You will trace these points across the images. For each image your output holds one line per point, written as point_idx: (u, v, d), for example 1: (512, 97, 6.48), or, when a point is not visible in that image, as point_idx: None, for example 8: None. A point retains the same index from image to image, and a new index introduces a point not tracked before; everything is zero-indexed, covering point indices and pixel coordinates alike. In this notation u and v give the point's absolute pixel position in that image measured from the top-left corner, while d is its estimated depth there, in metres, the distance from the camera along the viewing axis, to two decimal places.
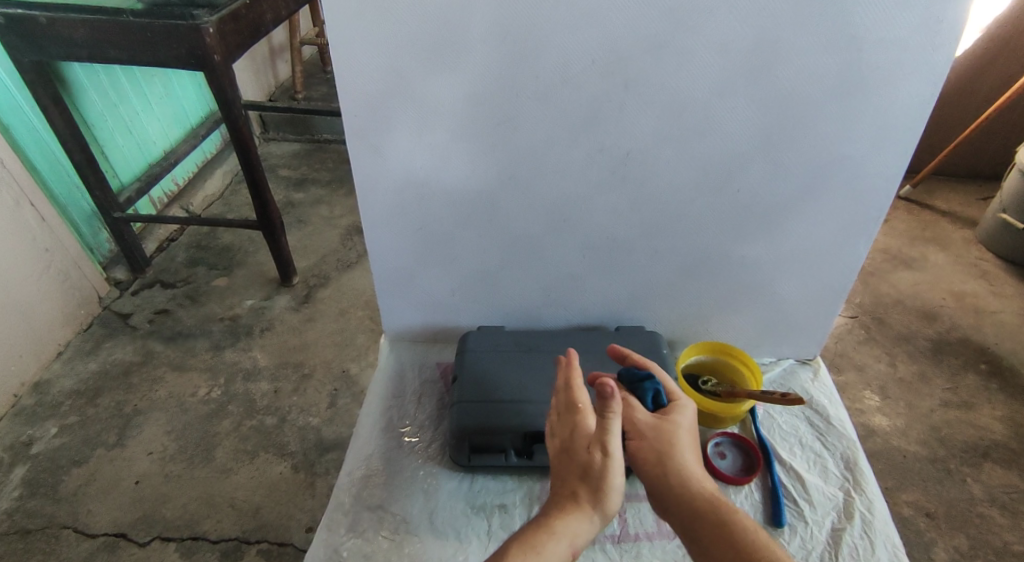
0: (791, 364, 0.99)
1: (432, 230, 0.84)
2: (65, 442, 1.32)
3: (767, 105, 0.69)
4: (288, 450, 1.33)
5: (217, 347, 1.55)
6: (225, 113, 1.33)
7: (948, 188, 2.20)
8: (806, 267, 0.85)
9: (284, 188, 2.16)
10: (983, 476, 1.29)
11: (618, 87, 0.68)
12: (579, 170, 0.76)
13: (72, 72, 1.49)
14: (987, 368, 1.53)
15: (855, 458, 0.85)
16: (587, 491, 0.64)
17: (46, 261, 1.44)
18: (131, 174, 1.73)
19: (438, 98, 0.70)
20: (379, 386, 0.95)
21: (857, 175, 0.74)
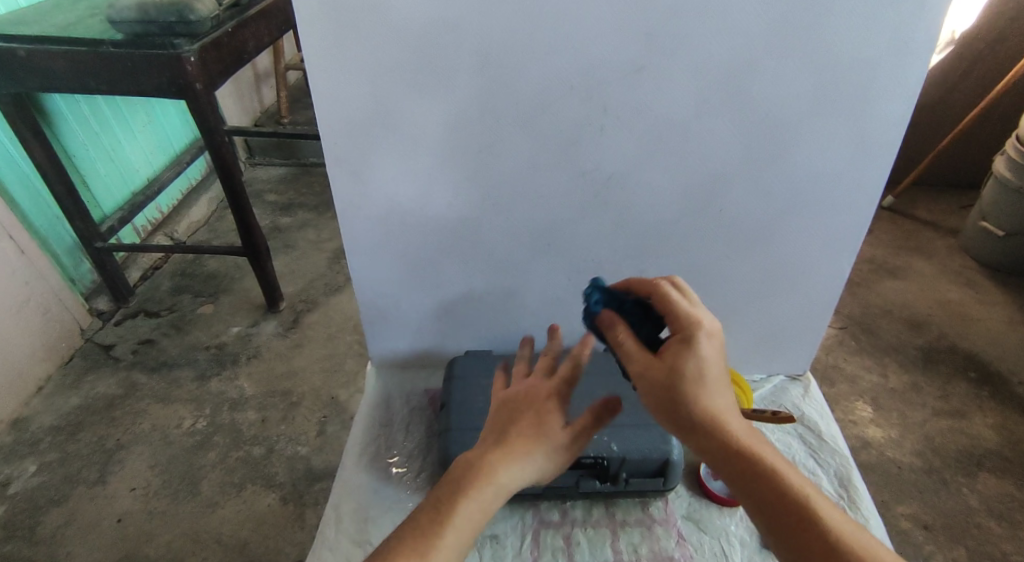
0: (782, 381, 0.98)
1: (416, 257, 0.83)
2: (44, 480, 1.29)
3: (746, 126, 0.69)
4: (275, 481, 1.30)
5: (202, 377, 1.52)
6: (208, 141, 1.32)
7: (930, 196, 2.23)
8: (791, 284, 0.85)
9: (270, 212, 2.15)
10: (979, 486, 1.29)
11: (597, 111, 0.68)
12: (561, 193, 0.75)
13: (53, 103, 1.48)
14: (977, 376, 1.53)
15: (849, 475, 0.84)
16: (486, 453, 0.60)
17: (26, 294, 1.41)
18: (114, 204, 1.72)
19: (420, 124, 0.69)
20: (365, 416, 0.93)
21: (838, 191, 0.74)
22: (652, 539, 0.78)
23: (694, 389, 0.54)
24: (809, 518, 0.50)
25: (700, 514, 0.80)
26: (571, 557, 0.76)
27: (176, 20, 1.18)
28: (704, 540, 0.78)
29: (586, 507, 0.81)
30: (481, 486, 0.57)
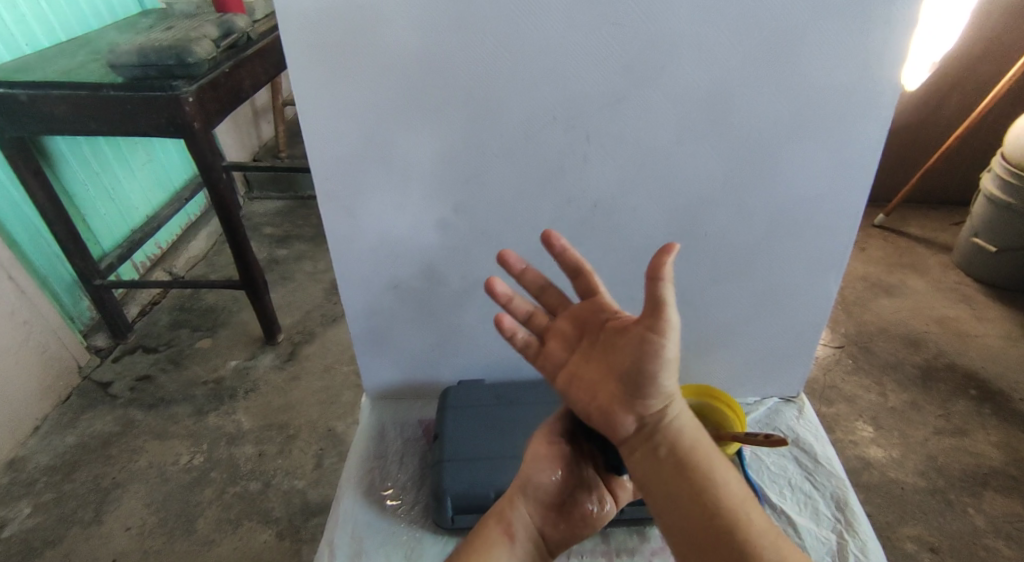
0: (775, 403, 0.98)
1: (408, 287, 0.83)
2: (38, 522, 1.27)
3: (726, 152, 0.70)
4: (272, 516, 1.29)
5: (199, 412, 1.51)
6: (206, 178, 1.34)
7: (920, 214, 2.25)
8: (780, 305, 0.85)
9: (268, 245, 2.17)
10: (984, 505, 1.27)
11: (581, 140, 0.70)
12: (549, 221, 0.76)
13: (54, 145, 1.51)
14: (976, 393, 1.52)
15: (846, 498, 0.83)
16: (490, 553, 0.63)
17: (24, 333, 1.42)
18: (113, 241, 1.73)
19: (409, 158, 0.71)
20: (359, 448, 0.93)
21: (819, 214, 0.76)
22: None
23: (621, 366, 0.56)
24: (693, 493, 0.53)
25: None
26: None
27: (175, 63, 1.21)
28: None
29: (581, 537, 0.80)
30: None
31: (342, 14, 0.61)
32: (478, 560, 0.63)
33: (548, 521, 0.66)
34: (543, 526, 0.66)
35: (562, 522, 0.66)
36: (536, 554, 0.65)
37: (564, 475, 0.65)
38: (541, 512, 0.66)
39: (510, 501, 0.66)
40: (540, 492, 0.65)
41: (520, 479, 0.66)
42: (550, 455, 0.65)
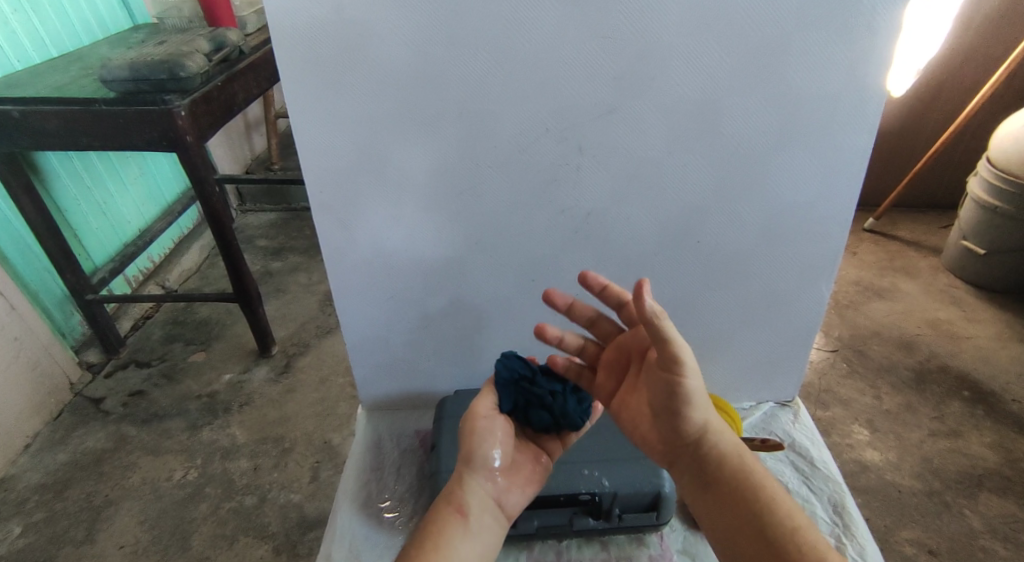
0: (771, 407, 0.98)
1: (403, 298, 0.83)
2: (29, 542, 1.25)
3: (716, 162, 0.71)
4: (268, 531, 1.27)
5: (193, 427, 1.50)
6: (199, 192, 1.34)
7: (910, 218, 2.27)
8: (773, 311, 0.86)
9: (262, 257, 2.16)
10: (980, 506, 1.28)
11: (573, 151, 0.70)
12: (542, 231, 0.77)
13: (45, 160, 1.50)
14: (970, 395, 1.53)
15: (843, 501, 0.84)
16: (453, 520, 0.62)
17: (15, 350, 1.40)
18: (105, 255, 1.72)
19: (404, 170, 0.71)
20: (355, 460, 0.92)
21: (809, 221, 0.76)
22: None
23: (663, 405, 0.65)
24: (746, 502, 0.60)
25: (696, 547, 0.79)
26: None
27: (167, 77, 1.20)
28: None
29: (579, 546, 0.80)
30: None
31: (334, 28, 0.62)
32: (437, 542, 0.60)
33: (499, 489, 0.66)
34: (497, 496, 0.66)
35: (512, 487, 0.67)
36: (496, 523, 0.64)
37: (504, 440, 0.68)
38: (491, 482, 0.66)
39: (459, 478, 0.65)
40: (486, 462, 0.66)
41: (464, 455, 0.67)
42: (491, 424, 0.68)
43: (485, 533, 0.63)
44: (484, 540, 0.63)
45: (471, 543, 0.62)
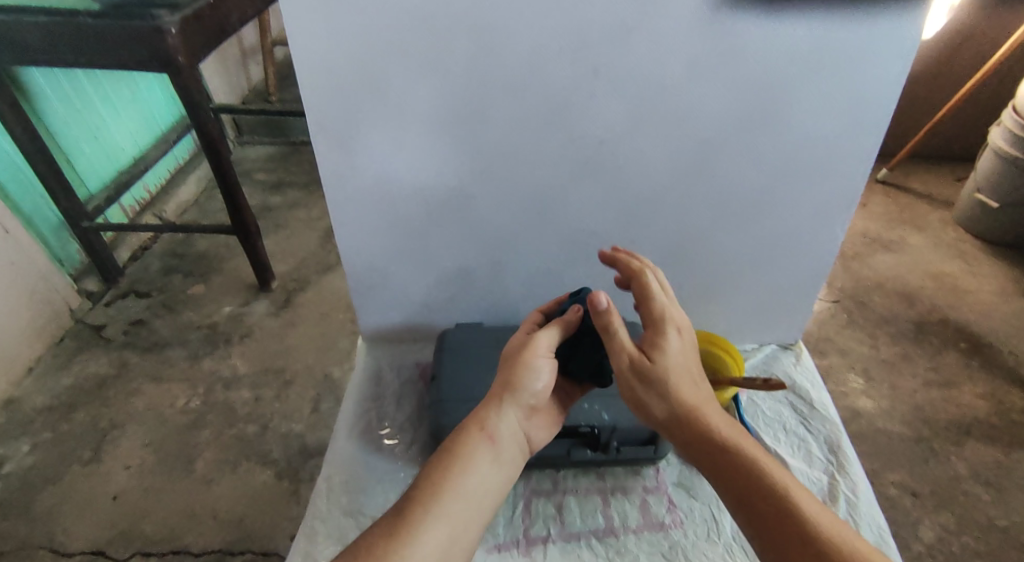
0: (773, 350, 0.98)
1: (404, 228, 0.81)
2: (37, 460, 1.28)
3: (738, 89, 0.68)
4: (270, 458, 1.30)
5: (194, 356, 1.51)
6: (194, 118, 1.29)
7: (922, 169, 2.23)
8: (783, 252, 0.85)
9: (261, 191, 2.13)
10: (966, 453, 1.30)
11: (588, 74, 0.67)
12: (551, 161, 0.74)
13: (31, 78, 1.45)
14: (967, 347, 1.54)
15: (839, 441, 0.85)
16: (481, 441, 0.61)
17: (12, 274, 1.40)
18: (99, 183, 1.69)
19: (408, 90, 0.68)
20: (355, 388, 0.93)
21: (830, 157, 0.74)
22: (642, 505, 0.78)
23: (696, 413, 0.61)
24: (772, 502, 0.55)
25: (690, 480, 0.81)
26: (563, 523, 0.77)
27: None
28: (694, 506, 0.78)
29: (576, 475, 0.82)
30: (457, 489, 0.58)
31: None
32: (463, 463, 0.60)
33: (530, 423, 0.66)
34: (525, 430, 0.66)
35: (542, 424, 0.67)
36: (520, 455, 0.64)
37: (549, 380, 0.66)
38: (524, 416, 0.66)
39: (495, 404, 0.64)
40: (526, 396, 0.65)
41: (507, 382, 0.65)
42: (543, 361, 0.66)
43: (509, 464, 0.62)
44: (509, 471, 0.62)
45: (496, 471, 0.61)
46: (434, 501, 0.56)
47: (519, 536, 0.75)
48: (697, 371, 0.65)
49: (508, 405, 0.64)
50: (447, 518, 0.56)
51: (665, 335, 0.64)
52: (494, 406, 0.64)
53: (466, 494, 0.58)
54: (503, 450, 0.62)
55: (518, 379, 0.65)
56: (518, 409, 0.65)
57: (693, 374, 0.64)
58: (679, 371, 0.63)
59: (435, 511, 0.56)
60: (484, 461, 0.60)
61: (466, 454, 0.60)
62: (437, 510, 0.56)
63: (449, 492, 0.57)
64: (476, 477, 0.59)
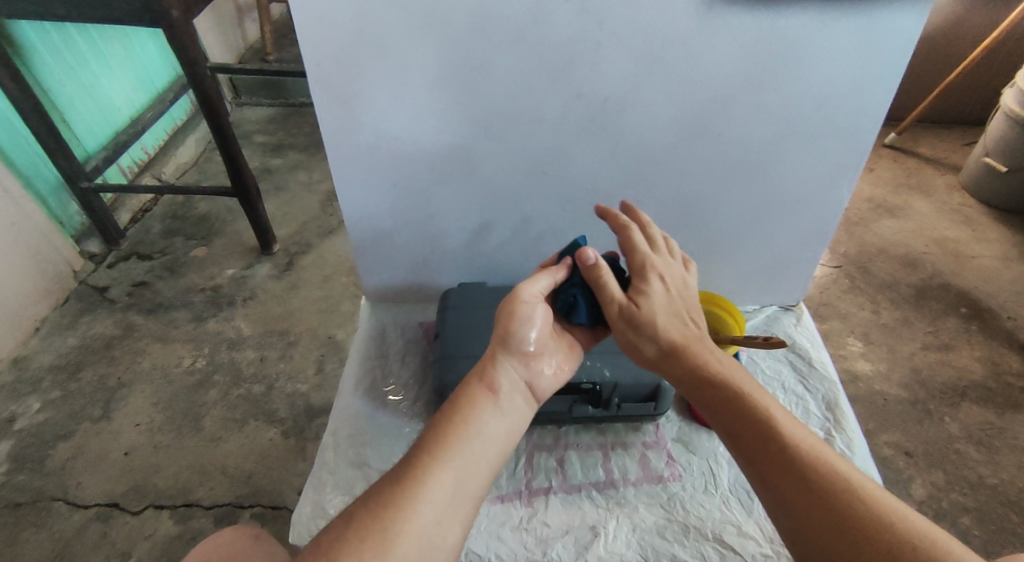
0: (774, 311, 0.99)
1: (406, 186, 0.81)
2: (49, 417, 1.31)
3: (746, 42, 0.67)
4: (277, 416, 1.33)
5: (199, 318, 1.53)
6: (191, 76, 1.27)
7: (931, 133, 2.20)
8: (788, 212, 0.84)
9: (260, 153, 2.11)
10: (961, 414, 1.33)
11: (593, 26, 0.65)
12: (555, 117, 0.73)
13: (22, 34, 1.42)
14: (967, 311, 1.55)
15: (836, 399, 0.86)
16: (481, 393, 0.61)
17: (13, 235, 1.40)
18: (96, 143, 1.67)
19: (410, 43, 0.67)
20: (359, 346, 0.94)
21: (838, 114, 0.73)
22: (642, 459, 0.80)
23: (684, 350, 0.63)
24: (772, 439, 0.56)
25: (689, 436, 0.83)
26: (564, 475, 0.79)
27: None
28: (692, 460, 0.80)
29: (577, 430, 0.83)
30: (460, 438, 0.57)
31: None
32: (465, 414, 0.59)
33: (531, 371, 0.65)
34: (527, 379, 0.65)
35: (544, 371, 0.66)
36: (526, 402, 0.63)
37: (542, 328, 0.66)
38: (523, 365, 0.65)
39: (491, 357, 0.64)
40: (520, 345, 0.65)
41: (501, 335, 0.65)
42: (533, 310, 0.66)
43: (514, 412, 0.61)
44: (515, 419, 0.61)
45: (501, 419, 0.60)
46: (435, 449, 0.55)
47: (521, 488, 0.77)
48: (686, 308, 0.67)
49: (503, 355, 0.64)
50: (452, 467, 0.55)
51: (648, 281, 0.66)
52: (491, 360, 0.64)
53: (472, 445, 0.57)
54: (506, 400, 0.61)
55: (510, 330, 0.65)
56: (516, 360, 0.64)
57: (683, 315, 0.66)
58: (665, 313, 0.65)
59: (437, 457, 0.55)
60: (486, 410, 0.60)
61: (467, 405, 0.60)
62: (443, 458, 0.55)
63: (452, 443, 0.56)
64: (479, 425, 0.58)
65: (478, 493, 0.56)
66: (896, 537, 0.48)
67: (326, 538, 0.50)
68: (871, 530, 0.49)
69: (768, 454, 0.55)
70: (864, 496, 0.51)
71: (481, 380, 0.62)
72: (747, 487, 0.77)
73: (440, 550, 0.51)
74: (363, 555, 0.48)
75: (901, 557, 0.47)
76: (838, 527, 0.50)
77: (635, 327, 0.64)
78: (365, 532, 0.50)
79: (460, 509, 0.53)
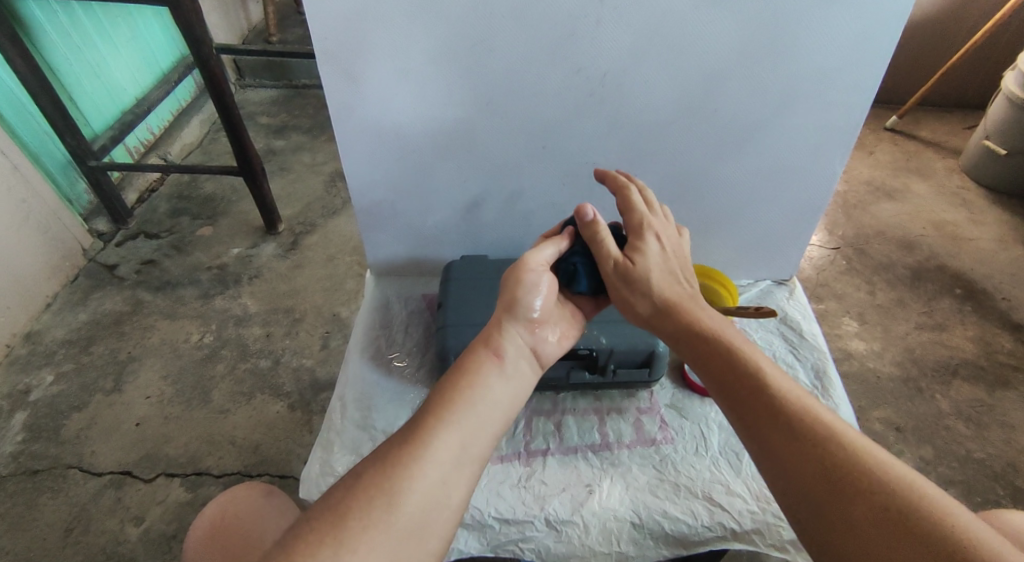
0: (768, 285, 1.02)
1: (410, 159, 0.83)
2: (62, 389, 1.35)
3: (743, 17, 0.68)
4: (283, 390, 1.36)
5: (206, 295, 1.56)
6: (197, 54, 1.29)
7: (932, 117, 2.20)
8: (782, 187, 0.87)
9: (265, 134, 2.13)
10: (952, 392, 1.35)
11: (594, 1, 0.67)
12: (555, 91, 0.75)
13: (29, 12, 1.44)
14: (962, 293, 1.57)
15: (825, 368, 0.89)
16: (485, 355, 0.63)
17: (23, 211, 1.42)
18: (103, 122, 1.69)
19: (415, 17, 0.68)
20: (365, 315, 0.97)
21: (832, 89, 0.75)
22: (636, 423, 0.84)
23: (679, 307, 0.66)
24: (759, 389, 0.58)
25: (682, 403, 0.86)
26: (561, 438, 0.82)
27: None
28: (684, 424, 0.83)
29: (574, 396, 0.87)
30: (467, 401, 0.59)
31: None
32: (471, 378, 0.61)
33: (536, 337, 0.68)
34: (532, 345, 0.67)
35: (548, 338, 0.69)
36: (530, 367, 0.66)
37: (545, 297, 0.69)
38: (528, 332, 0.68)
39: (497, 324, 0.67)
40: (525, 313, 0.68)
41: (507, 304, 0.68)
42: (535, 280, 0.69)
43: (518, 377, 0.64)
44: (520, 382, 0.64)
45: (507, 383, 0.63)
46: (441, 411, 0.58)
47: (520, 450, 0.81)
48: (680, 271, 0.70)
49: (509, 322, 0.67)
50: (457, 428, 0.57)
51: (645, 240, 0.69)
52: (497, 325, 0.66)
53: (478, 407, 0.59)
54: (510, 364, 0.64)
55: (517, 299, 0.68)
56: (521, 327, 0.67)
57: (678, 277, 0.69)
58: (661, 272, 0.68)
59: (444, 420, 0.57)
60: (491, 373, 0.62)
61: (471, 366, 0.62)
62: (449, 420, 0.57)
63: (458, 405, 0.58)
64: (485, 388, 0.61)
65: (484, 455, 0.58)
66: (877, 479, 0.50)
67: (337, 496, 0.52)
68: (852, 474, 0.50)
69: (754, 402, 0.57)
70: (847, 442, 0.53)
71: (486, 343, 0.65)
72: (737, 450, 0.80)
73: (444, 509, 0.53)
74: (372, 510, 0.51)
75: (879, 500, 0.48)
76: (821, 470, 0.52)
77: (629, 281, 0.67)
78: (375, 488, 0.52)
79: (465, 468, 0.56)
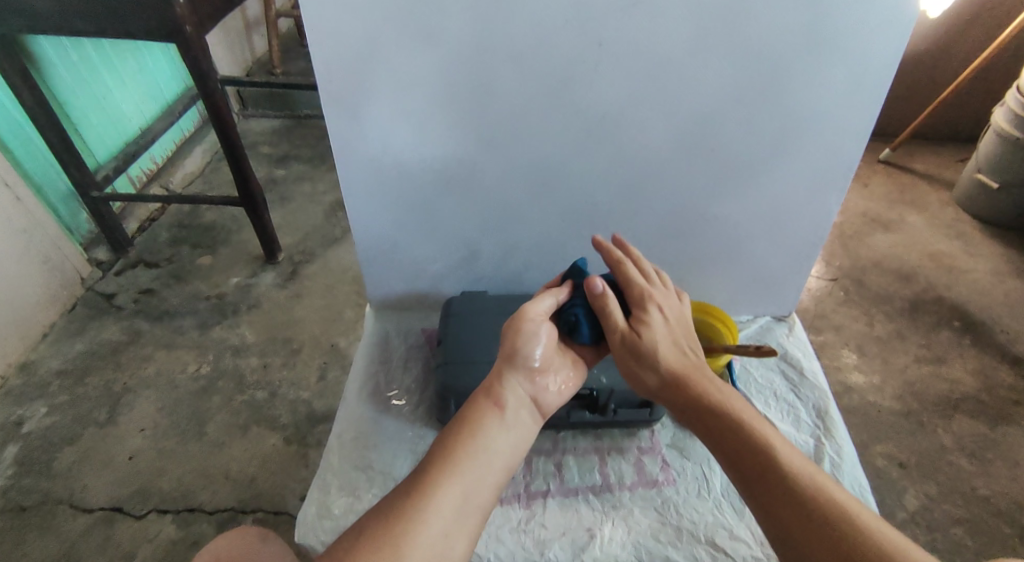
0: (767, 321, 1.02)
1: (409, 195, 0.84)
2: (55, 421, 1.33)
3: (738, 62, 0.70)
4: (279, 423, 1.35)
5: (204, 325, 1.55)
6: (202, 88, 1.31)
7: (925, 149, 2.23)
8: (779, 224, 0.87)
9: (266, 164, 2.15)
10: (954, 426, 1.34)
11: (592, 46, 0.69)
12: (554, 132, 0.76)
13: (38, 47, 1.46)
14: (960, 325, 1.57)
15: (826, 407, 0.89)
16: (487, 407, 0.64)
17: (24, 242, 1.43)
18: (107, 153, 1.71)
19: (417, 60, 0.70)
20: (364, 351, 0.96)
21: (826, 130, 0.76)
22: (637, 464, 0.83)
23: (685, 380, 0.66)
24: (769, 466, 0.58)
25: (683, 442, 0.85)
26: (561, 479, 0.81)
27: None
28: (686, 465, 0.82)
29: (574, 435, 0.86)
30: (471, 452, 0.59)
31: None
32: (473, 429, 0.61)
33: (537, 386, 0.68)
34: (533, 394, 0.68)
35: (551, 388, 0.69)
36: (532, 418, 0.66)
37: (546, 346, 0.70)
38: (529, 381, 0.68)
39: (497, 375, 0.67)
40: (525, 361, 0.68)
41: (507, 354, 0.68)
42: (536, 329, 0.70)
43: (521, 428, 0.64)
44: (521, 432, 0.64)
45: (509, 434, 0.63)
46: (443, 462, 0.58)
47: (520, 491, 0.79)
48: (685, 339, 0.70)
49: (509, 372, 0.67)
50: (460, 478, 0.57)
51: (647, 311, 0.70)
52: (497, 376, 0.67)
53: (480, 460, 0.59)
54: (511, 414, 0.64)
55: (517, 349, 0.68)
56: (521, 377, 0.68)
57: (683, 346, 0.69)
58: (665, 342, 0.68)
59: (446, 473, 0.57)
60: (493, 425, 0.62)
61: (472, 418, 0.62)
62: (453, 471, 0.57)
63: (461, 457, 0.59)
64: (487, 439, 0.61)
65: (487, 505, 0.58)
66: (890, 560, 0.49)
67: (341, 547, 0.52)
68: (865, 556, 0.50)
69: (765, 480, 0.57)
70: (857, 520, 0.53)
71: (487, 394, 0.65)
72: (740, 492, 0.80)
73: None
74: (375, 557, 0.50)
75: None
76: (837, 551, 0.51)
77: (637, 356, 0.68)
78: (375, 536, 0.52)
79: (468, 522, 0.55)
